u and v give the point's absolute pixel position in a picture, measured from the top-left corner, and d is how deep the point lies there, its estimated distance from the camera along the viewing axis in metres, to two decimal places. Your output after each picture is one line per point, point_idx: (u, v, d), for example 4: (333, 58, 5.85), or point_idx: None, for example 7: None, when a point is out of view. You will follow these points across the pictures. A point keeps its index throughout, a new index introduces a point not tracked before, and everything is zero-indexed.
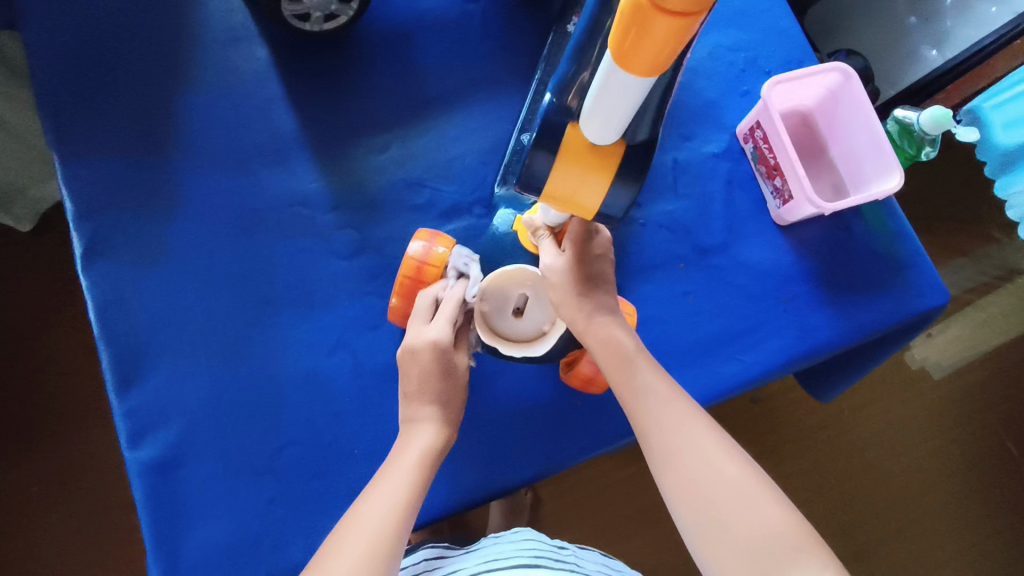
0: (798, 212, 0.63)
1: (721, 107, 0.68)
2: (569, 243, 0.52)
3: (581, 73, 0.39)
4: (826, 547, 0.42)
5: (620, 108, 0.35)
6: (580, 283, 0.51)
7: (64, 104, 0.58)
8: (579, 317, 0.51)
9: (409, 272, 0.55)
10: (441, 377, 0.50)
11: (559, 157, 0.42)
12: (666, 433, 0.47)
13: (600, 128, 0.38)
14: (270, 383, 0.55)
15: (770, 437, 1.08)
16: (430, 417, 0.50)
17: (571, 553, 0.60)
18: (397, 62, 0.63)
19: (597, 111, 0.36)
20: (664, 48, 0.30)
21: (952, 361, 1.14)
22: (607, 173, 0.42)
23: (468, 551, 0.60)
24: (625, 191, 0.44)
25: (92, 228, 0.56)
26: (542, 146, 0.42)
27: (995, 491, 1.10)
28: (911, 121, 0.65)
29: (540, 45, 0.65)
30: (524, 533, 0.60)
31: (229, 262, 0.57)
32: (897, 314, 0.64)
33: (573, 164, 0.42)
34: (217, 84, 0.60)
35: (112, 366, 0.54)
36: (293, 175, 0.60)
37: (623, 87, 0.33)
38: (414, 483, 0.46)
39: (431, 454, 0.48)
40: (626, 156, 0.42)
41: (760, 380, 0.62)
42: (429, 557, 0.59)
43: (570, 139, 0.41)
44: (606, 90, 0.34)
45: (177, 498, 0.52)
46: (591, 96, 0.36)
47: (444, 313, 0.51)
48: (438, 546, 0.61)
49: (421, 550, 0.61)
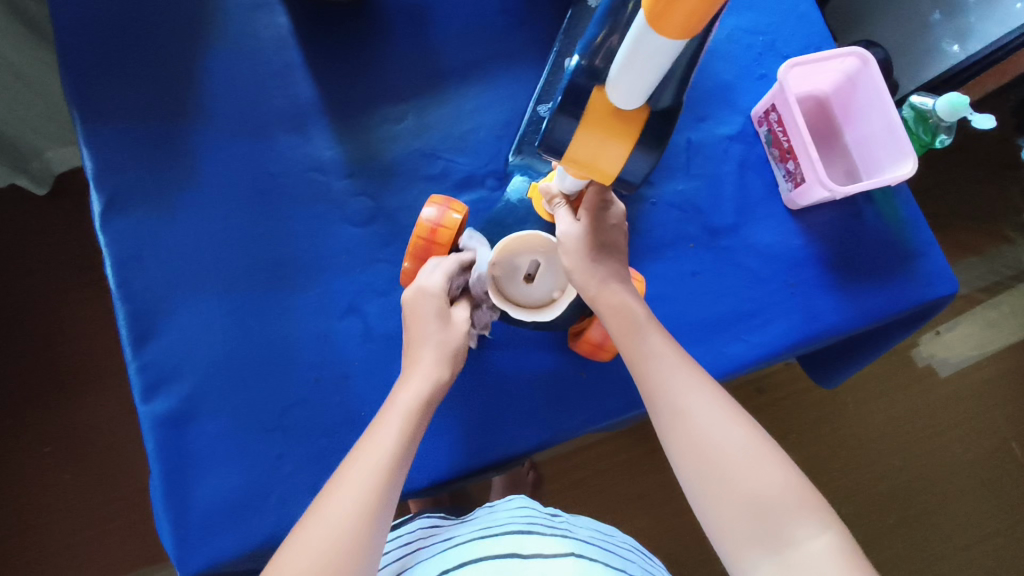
0: (809, 195, 0.63)
1: (736, 89, 0.68)
2: (589, 207, 0.52)
3: (610, 38, 0.39)
4: (827, 505, 0.43)
5: (647, 77, 0.36)
6: (595, 249, 0.52)
7: (88, 64, 0.59)
8: (593, 283, 0.51)
9: (421, 235, 0.55)
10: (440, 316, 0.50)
11: (582, 122, 0.42)
12: (674, 399, 0.47)
13: (626, 95, 0.38)
14: (281, 343, 0.56)
15: (773, 426, 1.08)
16: (426, 361, 0.49)
17: (564, 521, 0.60)
18: (416, 33, 0.63)
19: (624, 77, 0.36)
20: (699, 7, 0.30)
21: (961, 359, 1.13)
22: (628, 139, 0.42)
23: (463, 520, 0.61)
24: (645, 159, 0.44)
25: (112, 186, 0.57)
26: (564, 110, 0.42)
27: (998, 489, 1.10)
28: (927, 107, 0.65)
29: (559, 21, 0.65)
30: (516, 502, 0.61)
31: (244, 224, 0.58)
32: (905, 301, 0.64)
33: (596, 128, 0.42)
34: (237, 48, 0.61)
35: (129, 321, 0.55)
36: (309, 141, 0.61)
37: (654, 53, 0.33)
38: (406, 431, 0.46)
39: (422, 400, 0.47)
40: (648, 123, 0.42)
41: (765, 361, 0.62)
42: (425, 525, 0.61)
43: (594, 103, 0.41)
44: (635, 57, 0.34)
45: (188, 451, 0.53)
46: (619, 61, 0.36)
47: (443, 266, 0.52)
48: (433, 518, 0.63)
49: (419, 519, 0.63)
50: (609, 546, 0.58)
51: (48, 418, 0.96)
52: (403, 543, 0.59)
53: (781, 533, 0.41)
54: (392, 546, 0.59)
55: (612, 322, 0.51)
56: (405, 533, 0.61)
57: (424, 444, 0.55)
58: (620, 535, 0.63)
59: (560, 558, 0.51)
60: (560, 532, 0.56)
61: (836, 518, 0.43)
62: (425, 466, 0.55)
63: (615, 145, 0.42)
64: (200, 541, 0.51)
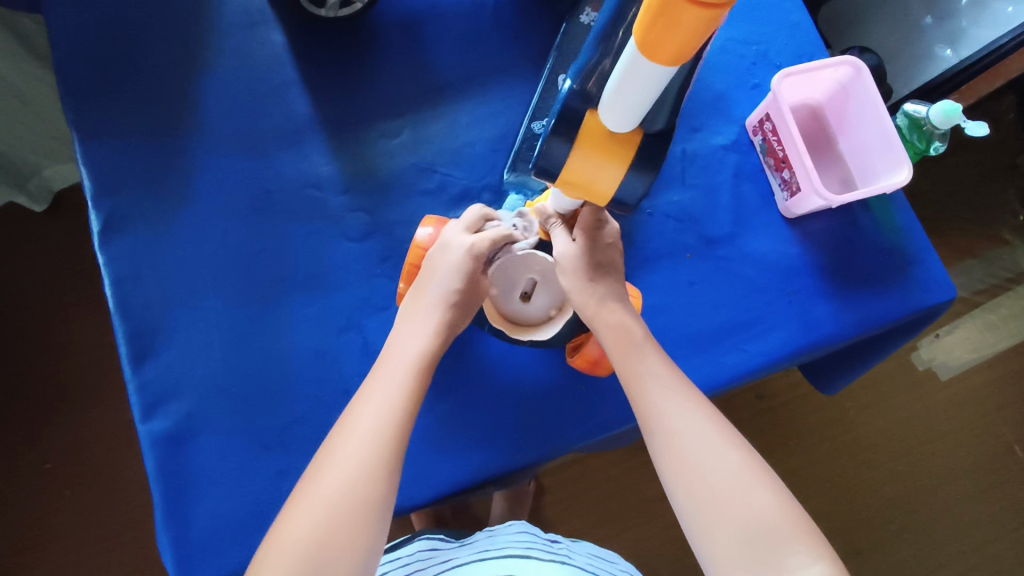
0: (805, 204, 0.63)
1: (730, 99, 0.68)
2: (584, 227, 0.52)
3: (603, 61, 0.38)
4: (820, 536, 0.43)
5: (639, 102, 0.36)
6: (592, 268, 0.52)
7: (84, 84, 0.59)
8: (591, 302, 0.51)
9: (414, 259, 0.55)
10: (462, 276, 0.51)
11: (577, 145, 0.41)
12: (669, 422, 0.47)
13: (619, 119, 0.38)
14: (280, 361, 0.56)
15: (774, 433, 1.08)
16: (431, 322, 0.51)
17: (563, 547, 0.60)
18: (410, 49, 0.64)
19: (617, 102, 0.36)
20: (692, 37, 0.30)
21: (961, 362, 1.13)
22: (624, 161, 0.41)
23: (462, 544, 0.61)
24: (641, 179, 0.43)
25: (109, 205, 0.57)
26: (558, 133, 0.41)
27: (1002, 493, 1.10)
28: (921, 115, 0.64)
29: (552, 35, 0.66)
30: (517, 525, 0.61)
31: (241, 240, 0.58)
32: (902, 308, 0.64)
33: (590, 151, 0.41)
34: (233, 66, 0.61)
35: (128, 340, 0.55)
36: (306, 158, 0.61)
37: (644, 81, 0.33)
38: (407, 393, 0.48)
39: (423, 360, 0.50)
40: (642, 145, 0.41)
41: (763, 371, 0.62)
42: (425, 545, 0.61)
43: (588, 126, 0.40)
44: (627, 84, 0.34)
45: (188, 470, 0.53)
46: (611, 86, 0.36)
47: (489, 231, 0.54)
48: (433, 538, 0.62)
49: (417, 540, 0.61)
50: (608, 573, 0.58)
51: (47, 436, 0.96)
52: (403, 564, 0.58)
53: (774, 562, 0.41)
54: (391, 566, 0.58)
55: (609, 344, 0.51)
56: (405, 553, 0.60)
57: (425, 459, 0.55)
58: (621, 564, 0.63)
59: None
60: (559, 558, 0.56)
61: (830, 550, 0.43)
62: (426, 481, 0.55)
63: (612, 169, 0.42)
64: (201, 560, 0.51)
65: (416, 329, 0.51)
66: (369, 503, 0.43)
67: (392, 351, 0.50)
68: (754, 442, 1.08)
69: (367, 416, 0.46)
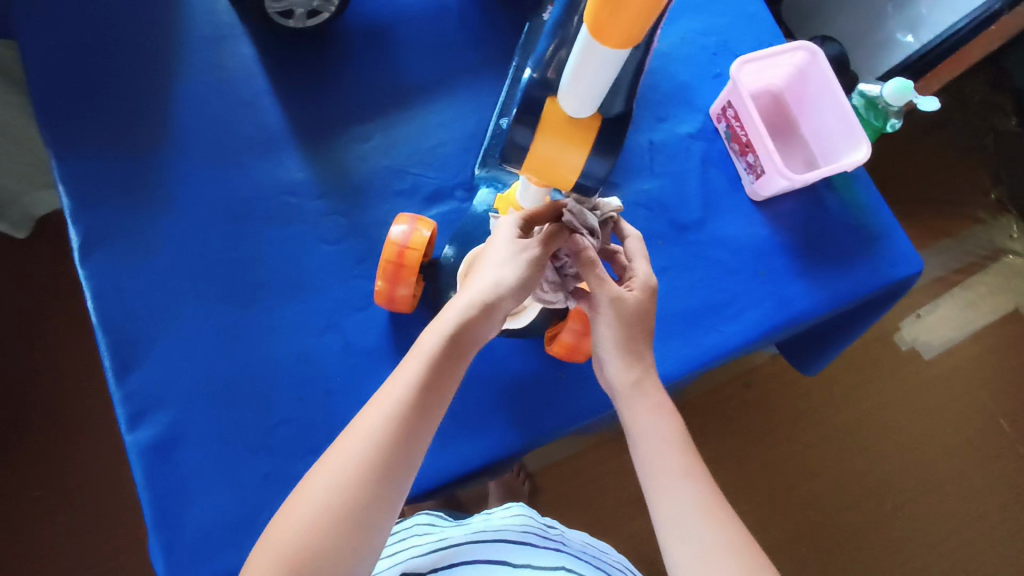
0: (770, 185, 0.65)
1: (693, 89, 0.70)
2: (644, 287, 0.51)
3: (558, 51, 0.40)
4: None
5: (595, 86, 0.37)
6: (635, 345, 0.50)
7: (59, 104, 0.60)
8: (626, 377, 0.50)
9: (391, 257, 0.55)
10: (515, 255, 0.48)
11: (539, 131, 0.42)
12: (673, 485, 0.47)
13: (578, 103, 0.39)
14: (262, 365, 0.57)
15: (763, 420, 1.09)
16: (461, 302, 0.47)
17: (557, 533, 0.61)
18: (378, 55, 0.65)
19: (575, 86, 0.37)
20: (638, 21, 0.31)
21: (942, 340, 1.15)
22: (583, 147, 0.42)
23: (460, 523, 0.62)
24: (603, 162, 0.45)
25: (88, 220, 0.58)
26: (521, 122, 0.42)
27: (990, 467, 1.11)
28: (875, 94, 0.67)
29: (517, 35, 0.68)
30: (514, 508, 0.62)
31: (221, 249, 0.59)
32: (871, 283, 0.66)
33: (551, 136, 0.42)
34: (205, 80, 0.63)
35: (111, 351, 0.55)
36: (280, 165, 0.62)
37: (600, 62, 0.34)
38: (423, 386, 0.44)
39: (449, 349, 0.46)
40: (603, 128, 0.43)
41: (739, 350, 0.63)
42: (423, 522, 0.62)
43: (548, 112, 0.41)
44: (583, 68, 0.35)
45: (176, 476, 0.53)
46: (569, 73, 0.37)
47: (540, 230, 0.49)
48: (433, 515, 0.64)
49: (418, 516, 0.63)
50: (600, 561, 0.59)
51: (35, 461, 0.95)
52: (403, 539, 0.59)
53: None
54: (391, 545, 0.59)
55: (635, 405, 0.50)
56: (405, 530, 0.61)
57: None
58: (614, 553, 0.64)
59: (551, 571, 0.52)
60: (554, 544, 0.57)
61: None
62: (412, 474, 0.56)
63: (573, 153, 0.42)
64: (193, 563, 0.51)
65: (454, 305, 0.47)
66: (356, 515, 0.41)
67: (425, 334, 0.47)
68: (744, 429, 1.09)
69: (380, 409, 0.44)
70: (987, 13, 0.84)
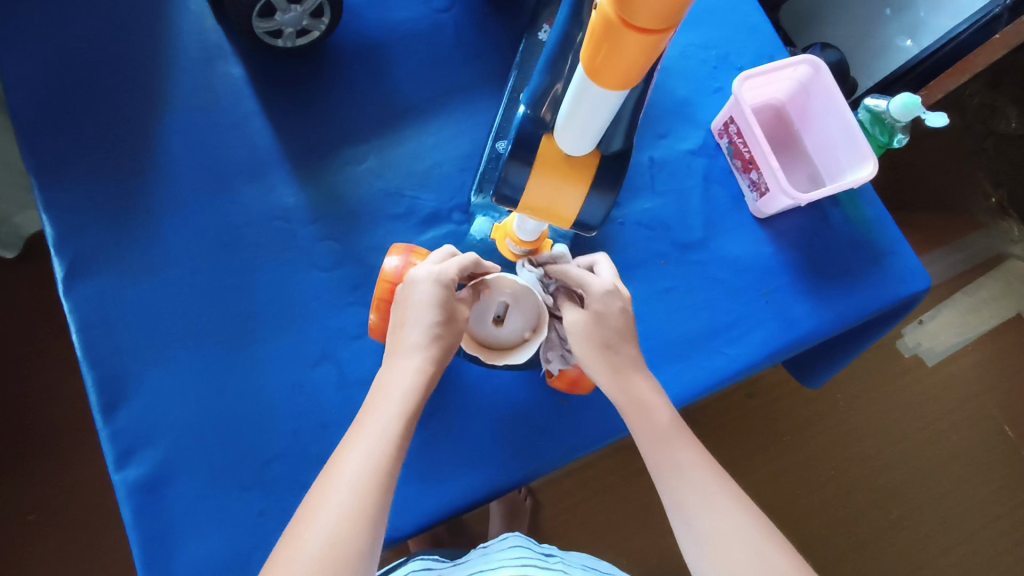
0: (774, 204, 0.63)
1: (694, 104, 0.69)
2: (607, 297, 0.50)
3: (554, 87, 0.39)
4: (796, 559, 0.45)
5: (592, 124, 0.35)
6: (603, 342, 0.50)
7: (41, 130, 0.58)
8: (608, 370, 0.49)
9: (384, 292, 0.53)
10: (439, 310, 0.47)
11: (535, 167, 0.41)
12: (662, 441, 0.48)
13: (574, 141, 0.37)
14: (255, 397, 0.55)
15: (767, 431, 1.08)
16: (417, 349, 0.47)
17: (559, 560, 0.59)
18: (371, 74, 0.64)
19: (571, 123, 0.35)
20: (634, 64, 0.29)
21: (946, 347, 1.13)
22: (582, 185, 0.41)
23: (456, 562, 0.59)
24: (600, 202, 0.43)
25: (72, 251, 0.56)
26: (516, 158, 0.41)
27: (997, 474, 1.09)
28: (881, 108, 0.65)
29: (513, 51, 0.66)
30: (511, 539, 0.60)
31: (210, 278, 0.57)
32: (879, 300, 0.64)
33: (548, 173, 0.40)
34: (193, 102, 0.61)
35: (97, 387, 0.54)
36: (271, 189, 0.60)
37: (598, 102, 0.33)
38: (394, 432, 0.44)
39: (415, 396, 0.46)
40: (601, 166, 0.41)
41: (745, 373, 0.62)
42: (418, 568, 0.58)
43: (544, 151, 0.40)
44: (579, 108, 0.34)
45: (166, 516, 0.52)
46: (565, 111, 0.35)
47: (453, 263, 0.49)
48: (427, 558, 0.61)
49: (411, 563, 0.60)
50: None
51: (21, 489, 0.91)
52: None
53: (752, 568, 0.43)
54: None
55: (614, 379, 0.49)
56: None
57: (409, 487, 0.54)
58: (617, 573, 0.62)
59: None
60: None
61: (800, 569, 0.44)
62: (411, 510, 0.54)
63: (571, 190, 0.41)
64: None
65: (404, 362, 0.47)
66: (361, 549, 0.40)
67: (381, 387, 0.47)
68: (748, 441, 1.07)
69: (362, 451, 0.43)
70: (988, 17, 0.83)
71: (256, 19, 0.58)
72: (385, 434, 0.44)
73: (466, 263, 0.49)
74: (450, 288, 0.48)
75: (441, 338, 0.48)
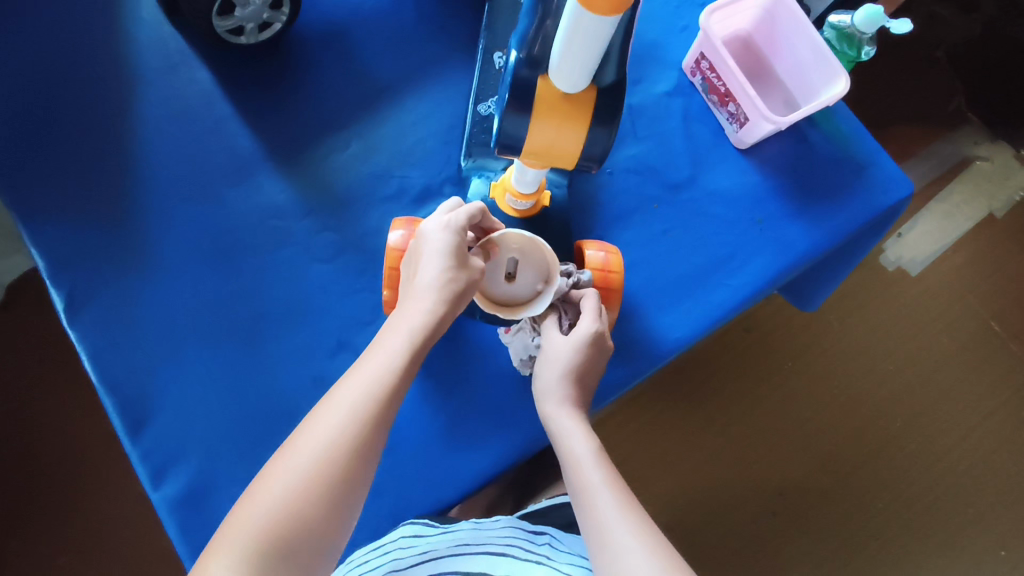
0: (756, 131, 0.64)
1: (662, 45, 0.69)
2: (590, 337, 0.51)
3: (545, 23, 0.38)
4: None
5: (587, 60, 0.35)
6: (572, 376, 0.51)
7: (15, 164, 0.57)
8: (552, 400, 0.51)
9: (393, 264, 0.53)
10: (451, 258, 0.46)
11: (533, 115, 0.40)
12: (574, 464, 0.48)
13: (572, 77, 0.37)
14: (280, 398, 0.55)
15: (769, 360, 1.09)
16: (429, 290, 0.45)
17: (548, 539, 0.55)
18: (339, 60, 0.63)
19: (566, 61, 0.36)
20: None
21: (926, 254, 1.16)
22: (582, 124, 0.40)
23: (446, 530, 0.54)
24: (606, 138, 0.41)
25: (69, 281, 0.55)
26: (511, 108, 0.40)
27: (994, 368, 1.11)
28: (847, 24, 0.66)
29: (477, 17, 0.66)
30: (501, 521, 0.56)
31: (213, 286, 0.57)
32: (867, 211, 0.66)
33: (547, 118, 0.40)
34: (164, 112, 0.60)
35: (120, 412, 0.53)
36: (260, 189, 0.60)
37: (593, 35, 0.33)
38: (395, 367, 0.42)
39: (423, 333, 0.44)
40: (599, 104, 0.40)
41: (750, 300, 0.63)
42: (408, 534, 0.52)
43: (542, 94, 0.39)
44: (573, 45, 0.34)
45: (211, 525, 0.52)
46: (559, 49, 0.35)
47: (461, 213, 0.49)
48: (419, 521, 0.54)
49: (402, 528, 0.53)
50: None
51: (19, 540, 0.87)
52: (385, 553, 0.51)
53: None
54: (374, 567, 0.50)
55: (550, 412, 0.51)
56: (386, 543, 0.51)
57: (449, 459, 0.56)
58: None
59: None
60: (538, 558, 0.51)
61: None
62: (452, 478, 0.56)
63: (571, 129, 0.40)
64: None
65: (413, 303, 0.45)
66: (346, 484, 0.39)
67: (392, 323, 0.45)
68: (752, 374, 1.09)
69: (366, 376, 0.42)
70: None
71: (215, 18, 0.57)
72: (388, 366, 0.42)
73: (472, 212, 0.49)
74: (461, 237, 0.47)
75: (454, 281, 0.46)
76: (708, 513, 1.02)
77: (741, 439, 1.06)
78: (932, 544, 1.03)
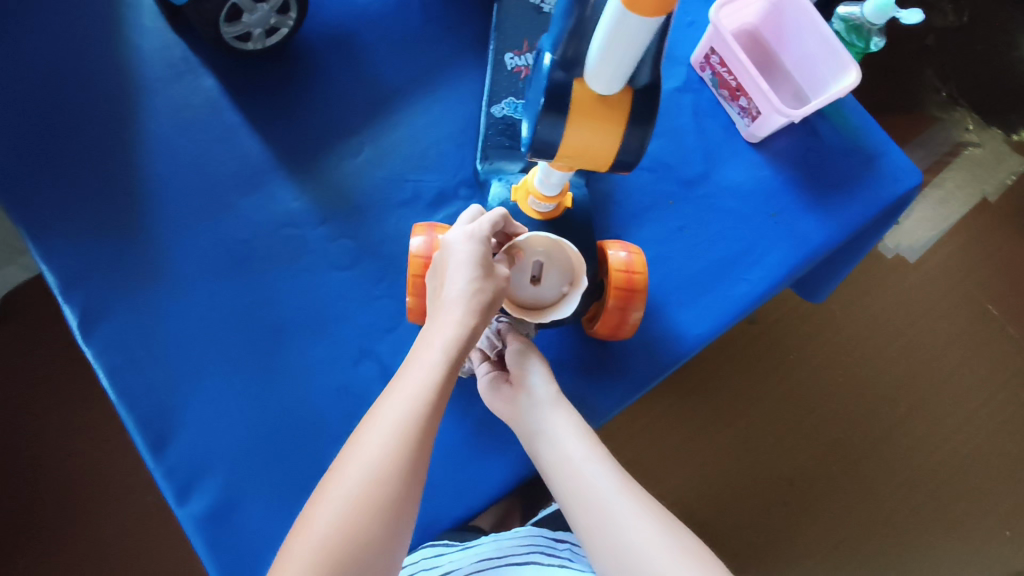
0: (768, 125, 0.64)
1: (670, 42, 0.69)
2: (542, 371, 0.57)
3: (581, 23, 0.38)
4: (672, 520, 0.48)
5: (625, 61, 0.35)
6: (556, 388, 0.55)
7: (23, 180, 0.56)
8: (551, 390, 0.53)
9: (417, 271, 0.52)
10: (478, 266, 0.45)
11: (569, 118, 0.39)
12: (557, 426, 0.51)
13: (609, 79, 0.36)
14: (304, 408, 0.55)
15: (775, 351, 1.09)
16: (458, 301, 0.44)
17: (569, 546, 0.56)
18: (347, 64, 0.62)
19: (605, 63, 0.35)
20: None
21: (923, 241, 1.17)
22: (616, 125, 0.40)
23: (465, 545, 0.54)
24: (638, 137, 0.41)
25: (83, 297, 0.54)
26: (546, 110, 0.39)
27: (993, 351, 1.13)
28: (857, 17, 0.66)
29: (484, 17, 0.65)
30: (520, 529, 0.56)
31: (231, 297, 0.56)
32: (880, 201, 0.66)
33: (582, 120, 0.39)
34: (172, 121, 0.59)
35: (141, 429, 0.52)
36: (273, 198, 0.59)
37: (634, 37, 0.33)
38: (434, 385, 0.42)
39: (459, 345, 0.43)
40: (634, 105, 0.39)
41: (768, 294, 0.63)
42: (428, 557, 0.53)
43: (577, 95, 0.39)
44: (613, 46, 0.34)
45: (239, 540, 0.51)
46: (596, 51, 0.35)
47: (483, 220, 0.48)
48: (438, 539, 0.54)
49: (421, 547, 0.54)
50: None
51: (12, 563, 0.81)
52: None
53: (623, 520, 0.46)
54: None
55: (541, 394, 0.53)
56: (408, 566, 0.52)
57: (476, 463, 0.56)
58: None
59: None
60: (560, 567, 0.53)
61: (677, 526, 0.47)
62: (481, 482, 0.55)
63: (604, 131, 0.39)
64: None
65: (444, 316, 0.44)
66: (395, 504, 0.39)
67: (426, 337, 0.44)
68: (757, 366, 1.09)
69: (403, 396, 0.41)
70: None
71: (223, 25, 0.56)
72: (427, 382, 0.41)
73: (495, 219, 0.49)
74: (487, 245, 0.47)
75: (484, 291, 0.45)
76: (719, 505, 1.03)
77: (749, 431, 1.06)
78: (940, 528, 1.04)
